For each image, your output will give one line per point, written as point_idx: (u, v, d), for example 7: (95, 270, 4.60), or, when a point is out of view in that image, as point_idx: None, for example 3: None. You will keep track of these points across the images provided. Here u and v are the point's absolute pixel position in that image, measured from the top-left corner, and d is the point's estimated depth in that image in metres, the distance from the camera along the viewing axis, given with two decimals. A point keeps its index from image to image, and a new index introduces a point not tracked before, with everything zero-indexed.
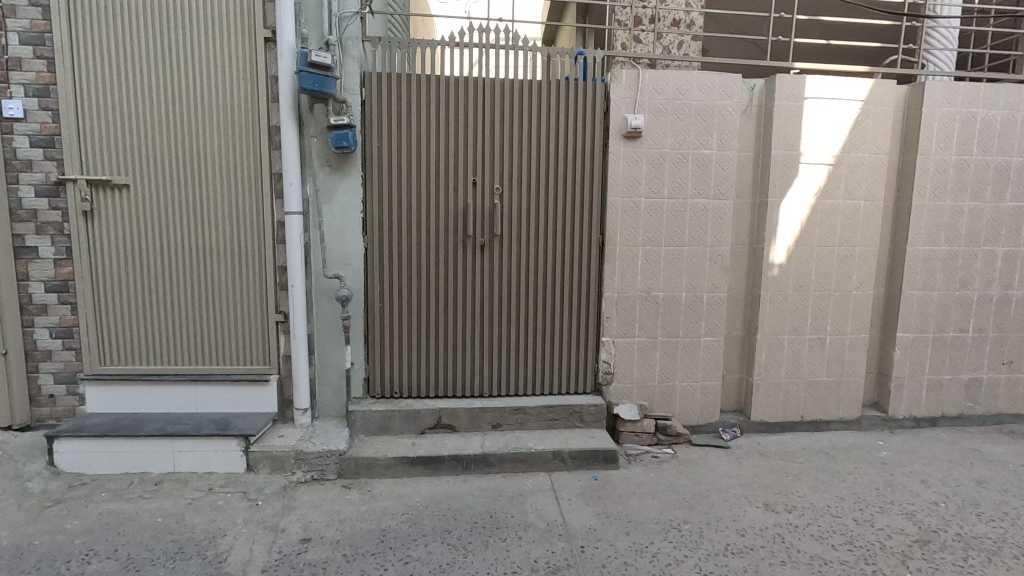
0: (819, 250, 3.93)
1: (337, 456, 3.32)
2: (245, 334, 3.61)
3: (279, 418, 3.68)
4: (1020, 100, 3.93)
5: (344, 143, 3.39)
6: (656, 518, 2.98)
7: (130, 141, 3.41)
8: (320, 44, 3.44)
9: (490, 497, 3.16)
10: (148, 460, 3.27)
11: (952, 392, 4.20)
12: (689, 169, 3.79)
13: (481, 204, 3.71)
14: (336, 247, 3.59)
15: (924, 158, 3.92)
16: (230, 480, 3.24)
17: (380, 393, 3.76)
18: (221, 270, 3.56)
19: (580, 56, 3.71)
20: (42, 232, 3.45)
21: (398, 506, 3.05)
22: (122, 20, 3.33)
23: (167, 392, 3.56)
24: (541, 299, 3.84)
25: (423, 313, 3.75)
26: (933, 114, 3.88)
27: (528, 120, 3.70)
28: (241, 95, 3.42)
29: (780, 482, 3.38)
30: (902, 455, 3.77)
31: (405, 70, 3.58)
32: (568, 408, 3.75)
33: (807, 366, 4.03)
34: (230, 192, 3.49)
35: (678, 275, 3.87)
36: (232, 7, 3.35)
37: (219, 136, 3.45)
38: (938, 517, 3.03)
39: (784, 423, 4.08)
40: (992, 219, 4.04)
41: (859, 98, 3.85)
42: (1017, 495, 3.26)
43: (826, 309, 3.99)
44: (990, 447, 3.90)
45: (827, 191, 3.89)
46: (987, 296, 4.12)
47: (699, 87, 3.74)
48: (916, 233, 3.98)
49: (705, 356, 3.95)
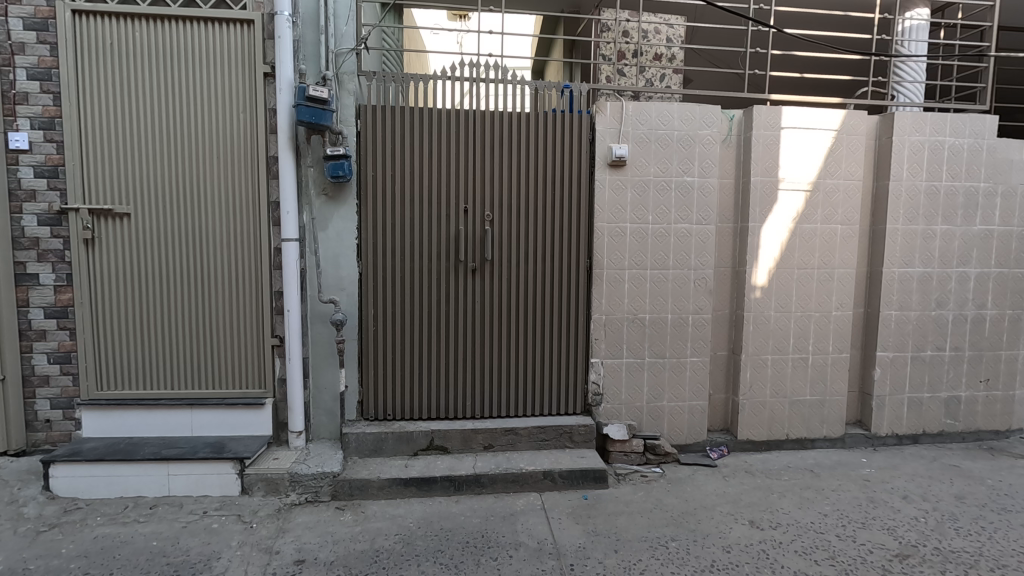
0: (799, 273, 4.07)
1: (331, 478, 3.37)
2: (242, 358, 3.68)
3: (274, 442, 3.73)
4: (984, 129, 4.13)
5: (340, 172, 3.51)
6: (644, 536, 3.05)
7: (134, 171, 3.52)
8: (317, 78, 3.59)
9: (481, 517, 3.22)
10: (143, 485, 3.31)
11: (932, 409, 4.32)
12: (672, 196, 3.94)
13: (473, 230, 3.84)
14: (331, 272, 3.70)
15: (896, 184, 4.10)
16: (225, 503, 3.28)
17: (373, 415, 3.83)
18: (218, 293, 3.65)
19: (567, 89, 3.89)
20: (43, 260, 3.53)
21: (392, 527, 3.10)
22: (127, 56, 3.47)
23: (162, 417, 3.61)
24: (532, 323, 3.95)
25: (418, 337, 3.84)
26: (903, 143, 4.07)
27: (517, 150, 3.86)
28: (241, 126, 3.56)
29: (765, 500, 3.45)
30: (885, 472, 3.86)
31: (400, 102, 3.73)
32: (558, 429, 3.83)
33: (791, 386, 4.14)
34: (228, 221, 3.61)
35: (664, 298, 3.99)
36: (234, 44, 3.52)
37: (219, 164, 3.57)
38: (918, 532, 3.11)
39: (770, 442, 4.17)
40: (964, 241, 4.21)
41: (833, 128, 4.04)
42: (995, 510, 3.36)
43: (807, 330, 4.12)
44: (970, 463, 4.01)
45: (806, 215, 4.05)
46: (962, 315, 4.26)
47: (681, 118, 3.91)
48: (891, 255, 4.14)
49: (692, 376, 4.06)
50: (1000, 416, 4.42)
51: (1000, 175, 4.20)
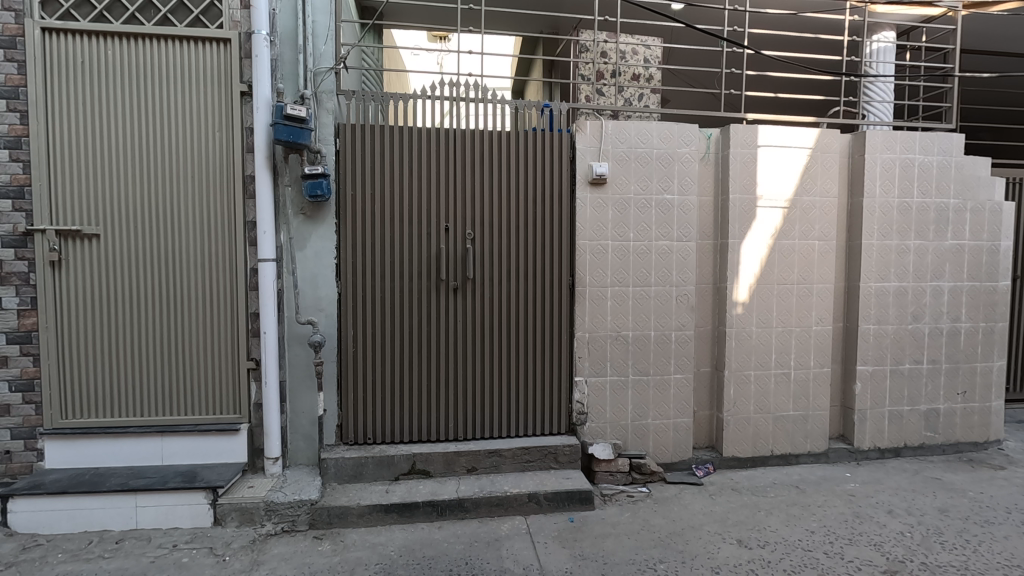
0: (778, 288, 4.10)
1: (309, 506, 3.25)
2: (216, 383, 3.57)
3: (249, 469, 3.60)
4: (952, 146, 4.25)
5: (318, 191, 3.47)
6: (632, 559, 2.98)
7: (105, 190, 3.43)
8: (295, 97, 3.56)
9: (465, 543, 3.12)
10: (109, 518, 3.16)
11: (912, 423, 4.35)
12: (652, 213, 3.96)
13: (454, 249, 3.80)
14: (309, 293, 3.63)
15: (870, 201, 4.18)
16: (196, 536, 3.13)
17: (353, 440, 3.72)
18: (192, 314, 3.54)
19: (547, 108, 3.91)
20: (6, 283, 3.38)
21: (372, 556, 2.99)
22: (99, 74, 3.40)
23: (132, 445, 3.47)
24: (514, 343, 3.91)
25: (398, 357, 3.76)
26: (875, 160, 4.16)
27: (498, 169, 3.85)
28: (217, 145, 3.50)
29: (752, 518, 3.42)
30: (869, 486, 3.87)
31: (379, 122, 3.71)
32: (543, 449, 3.76)
33: (774, 401, 4.14)
34: (202, 241, 3.52)
35: (646, 315, 3.98)
36: (211, 63, 3.48)
37: (194, 183, 3.49)
38: (904, 547, 3.10)
39: (755, 458, 4.15)
40: (937, 256, 4.30)
41: (807, 146, 4.11)
42: (977, 523, 3.37)
43: (788, 345, 4.14)
44: (951, 475, 4.04)
45: (784, 232, 4.10)
46: (937, 329, 4.34)
47: (660, 137, 3.95)
48: (867, 271, 4.20)
49: (676, 394, 4.04)
50: (978, 427, 4.48)
51: (969, 191, 4.32)
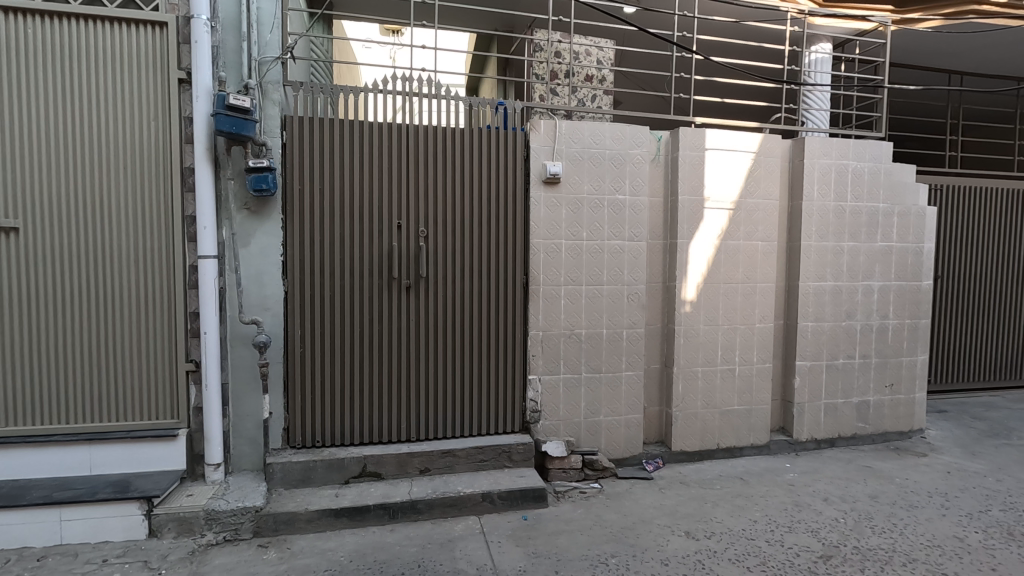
0: (724, 287, 4.25)
1: (253, 513, 3.11)
2: (152, 386, 3.38)
3: (188, 476, 3.42)
4: (882, 154, 4.51)
5: (264, 185, 3.31)
6: (585, 554, 3.01)
7: (25, 180, 3.17)
8: (238, 86, 3.40)
9: (418, 545, 3.07)
10: (30, 533, 2.93)
11: (846, 414, 4.60)
12: (605, 213, 4.02)
13: (407, 246, 3.74)
14: (254, 292, 3.47)
15: (808, 204, 4.38)
16: (129, 549, 2.95)
17: (301, 443, 3.60)
18: (123, 314, 3.33)
19: (501, 106, 3.91)
20: None
21: (321, 563, 2.90)
22: (18, 55, 3.14)
23: (56, 455, 3.23)
24: (468, 342, 3.88)
25: (349, 357, 3.67)
26: (813, 165, 4.36)
27: (452, 167, 3.81)
28: (152, 134, 3.30)
29: (699, 510, 3.52)
30: (807, 476, 4.06)
31: (328, 115, 3.60)
32: (497, 448, 3.75)
33: (720, 397, 4.29)
34: (135, 236, 3.31)
35: (599, 313, 4.04)
36: (146, 47, 3.27)
37: (126, 175, 3.29)
38: (839, 532, 3.27)
39: (702, 452, 4.29)
40: (868, 257, 4.56)
41: (751, 150, 4.27)
42: (903, 507, 3.59)
43: (733, 342, 4.29)
44: (880, 463, 4.29)
45: (729, 233, 4.25)
46: (869, 325, 4.60)
47: (612, 137, 4.01)
48: (806, 270, 4.41)
49: (627, 390, 4.11)
50: (904, 417, 4.78)
51: (897, 197, 4.60)
